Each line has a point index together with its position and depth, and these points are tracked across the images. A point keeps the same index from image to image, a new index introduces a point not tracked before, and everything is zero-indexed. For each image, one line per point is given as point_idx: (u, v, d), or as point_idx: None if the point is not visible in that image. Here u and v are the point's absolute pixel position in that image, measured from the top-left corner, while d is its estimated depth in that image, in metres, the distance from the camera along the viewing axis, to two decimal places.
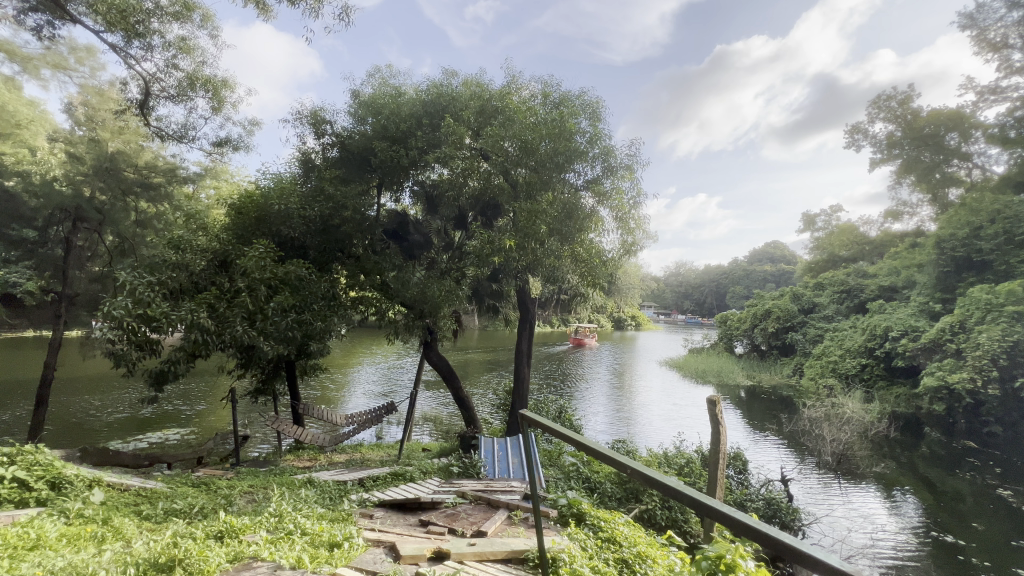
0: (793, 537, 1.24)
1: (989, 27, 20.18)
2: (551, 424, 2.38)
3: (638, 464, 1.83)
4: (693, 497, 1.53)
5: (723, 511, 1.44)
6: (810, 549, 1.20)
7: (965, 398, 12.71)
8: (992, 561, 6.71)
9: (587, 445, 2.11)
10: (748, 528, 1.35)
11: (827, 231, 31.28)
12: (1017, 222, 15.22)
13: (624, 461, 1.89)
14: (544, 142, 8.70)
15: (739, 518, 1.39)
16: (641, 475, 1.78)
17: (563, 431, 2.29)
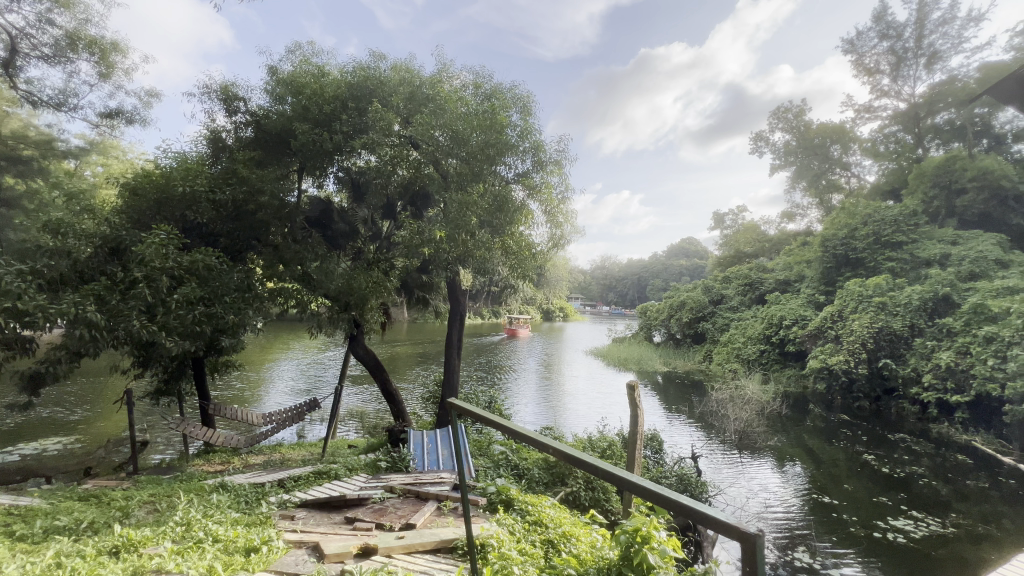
0: (692, 498, 1.37)
1: (865, 53, 23.07)
2: (480, 413, 2.41)
3: (560, 444, 1.93)
4: (609, 472, 1.64)
5: (634, 481, 1.56)
6: (706, 509, 1.33)
7: (841, 376, 14.60)
8: (859, 516, 7.81)
9: (514, 430, 2.18)
10: (656, 494, 1.48)
11: (734, 229, 34.28)
12: (883, 226, 17.70)
13: (548, 443, 1.99)
14: (475, 133, 8.70)
15: (648, 486, 1.52)
16: (562, 454, 1.88)
17: (491, 418, 2.33)
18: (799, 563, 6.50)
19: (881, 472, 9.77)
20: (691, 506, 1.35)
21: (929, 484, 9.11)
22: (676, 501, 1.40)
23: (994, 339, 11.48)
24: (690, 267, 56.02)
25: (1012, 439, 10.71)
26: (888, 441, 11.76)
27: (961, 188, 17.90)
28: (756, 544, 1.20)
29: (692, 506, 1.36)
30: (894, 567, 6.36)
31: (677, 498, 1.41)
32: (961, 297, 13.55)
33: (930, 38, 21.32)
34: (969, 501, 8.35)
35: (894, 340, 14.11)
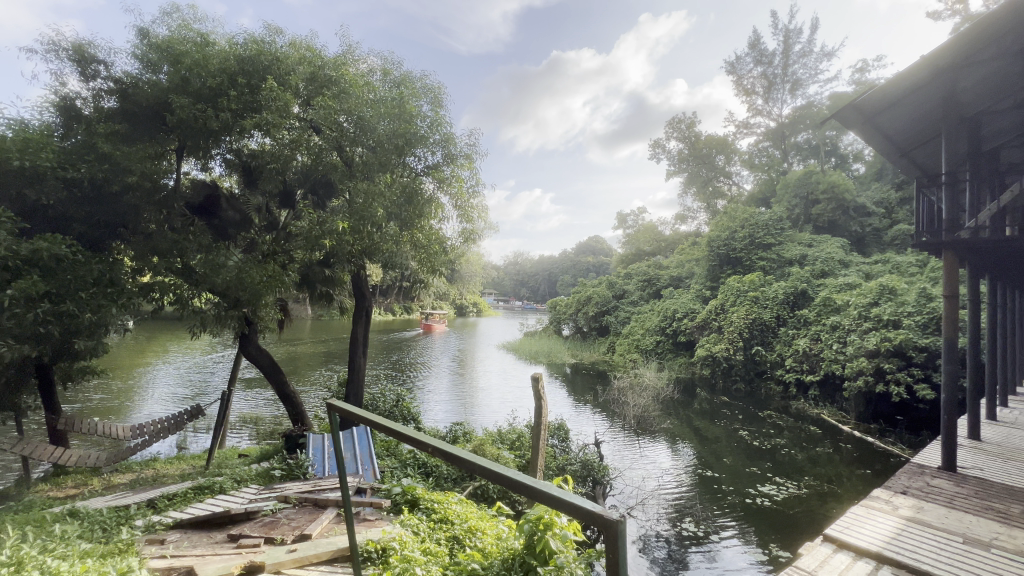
0: (562, 488, 1.37)
1: (744, 76, 25.94)
2: (355, 411, 2.25)
3: (437, 440, 1.80)
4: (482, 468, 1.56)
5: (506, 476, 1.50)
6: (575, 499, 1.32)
7: (722, 362, 16.36)
8: (734, 486, 8.81)
9: (389, 428, 2.03)
10: (527, 486, 1.43)
11: (635, 229, 36.83)
12: (756, 230, 20.15)
13: (425, 438, 1.84)
14: (383, 121, 8.37)
15: (520, 478, 1.46)
16: (439, 451, 1.75)
17: (367, 416, 2.16)
18: (687, 534, 7.15)
19: (753, 445, 11.13)
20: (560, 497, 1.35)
21: (789, 453, 10.55)
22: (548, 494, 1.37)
23: (838, 327, 13.69)
24: (596, 264, 59.11)
25: (850, 410, 12.76)
26: (758, 418, 13.40)
27: (815, 199, 20.95)
28: (618, 530, 1.24)
29: (561, 497, 1.35)
30: (762, 528, 7.25)
31: (550, 491, 1.39)
32: (814, 292, 15.85)
33: (793, 67, 24.63)
34: (818, 465, 9.83)
35: (764, 329, 16.12)
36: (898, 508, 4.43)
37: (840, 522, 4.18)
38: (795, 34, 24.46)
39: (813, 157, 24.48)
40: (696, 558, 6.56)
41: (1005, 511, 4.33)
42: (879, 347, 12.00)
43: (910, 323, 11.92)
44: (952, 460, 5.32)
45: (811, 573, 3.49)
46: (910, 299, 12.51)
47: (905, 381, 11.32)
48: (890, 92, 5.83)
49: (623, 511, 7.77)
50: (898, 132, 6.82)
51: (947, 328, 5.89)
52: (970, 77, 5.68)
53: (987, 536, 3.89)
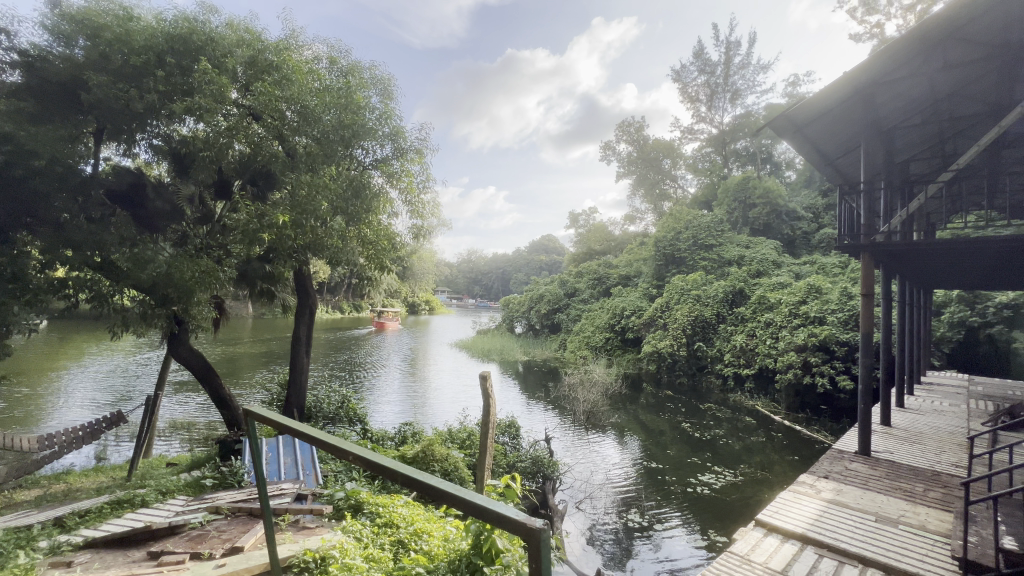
0: (487, 497, 1.34)
1: (689, 83, 27.10)
2: (277, 419, 2.10)
3: (361, 449, 1.69)
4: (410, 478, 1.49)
5: (433, 485, 1.45)
6: (498, 507, 1.30)
7: (667, 358, 17.04)
8: (676, 475, 9.19)
9: (309, 435, 1.90)
10: (451, 496, 1.38)
11: (586, 228, 37.60)
12: (699, 232, 21.18)
13: (348, 447, 1.73)
14: (329, 111, 8.02)
15: (446, 489, 1.41)
16: (361, 461, 1.66)
17: (291, 424, 2.03)
18: (633, 524, 7.37)
19: (694, 436, 11.66)
20: (484, 506, 1.31)
21: (726, 442, 11.15)
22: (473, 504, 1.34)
23: (771, 323, 14.67)
24: (548, 262, 59.82)
25: (781, 401, 13.64)
26: (700, 411, 14.04)
27: (752, 203, 22.28)
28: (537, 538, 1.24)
29: (484, 506, 1.32)
30: (702, 516, 7.59)
31: (473, 499, 1.35)
32: (751, 290, 16.81)
33: (733, 77, 26.03)
34: (752, 453, 10.45)
35: (705, 326, 16.94)
36: (821, 491, 4.77)
37: (770, 507, 4.44)
38: (735, 46, 25.84)
39: (750, 163, 26.00)
40: (642, 548, 6.76)
41: (910, 490, 4.78)
42: (807, 341, 12.94)
43: (833, 319, 12.93)
44: (867, 444, 5.81)
45: (745, 557, 3.68)
46: (833, 297, 13.56)
47: (828, 372, 12.27)
48: (817, 105, 6.27)
49: (572, 506, 7.90)
50: (824, 142, 7.35)
51: (865, 324, 6.41)
52: (881, 96, 6.18)
53: (896, 514, 4.26)
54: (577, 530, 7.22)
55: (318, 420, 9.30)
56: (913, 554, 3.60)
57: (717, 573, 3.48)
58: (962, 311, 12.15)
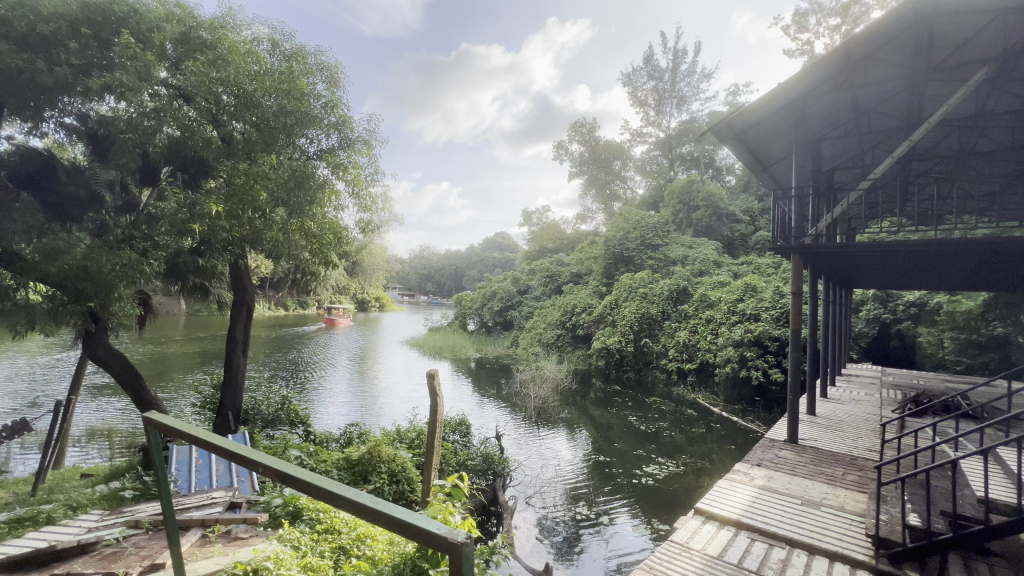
0: (406, 509, 1.09)
1: (639, 87, 27.95)
2: (175, 425, 1.76)
3: (270, 457, 1.38)
4: (319, 489, 1.21)
5: (347, 496, 1.18)
6: (418, 520, 1.05)
7: (615, 354, 17.53)
8: (623, 468, 9.46)
9: (213, 443, 1.58)
10: (367, 511, 1.12)
11: (539, 226, 38.02)
12: (647, 232, 21.95)
13: (252, 455, 1.42)
14: (270, 98, 7.56)
15: (360, 501, 1.15)
16: (270, 472, 1.34)
17: (193, 433, 1.68)
18: (582, 518, 7.47)
19: (640, 429, 12.05)
20: (402, 520, 1.06)
21: (669, 434, 11.60)
22: (390, 518, 1.08)
23: (711, 320, 15.45)
24: (502, 260, 59.89)
25: (720, 394, 14.37)
26: (646, 405, 14.54)
27: (696, 205, 23.35)
28: (463, 554, 0.99)
29: (404, 519, 1.07)
30: (648, 506, 7.83)
31: (392, 512, 1.09)
32: (693, 289, 17.59)
33: (680, 84, 27.11)
34: (693, 443, 10.95)
35: (651, 322, 17.57)
36: (754, 478, 5.06)
37: (708, 495, 4.65)
38: (681, 54, 26.91)
39: (694, 167, 27.22)
40: (591, 540, 6.87)
41: (832, 474, 5.16)
42: (743, 337, 13.74)
43: (766, 316, 13.78)
44: (794, 433, 6.22)
45: (685, 545, 3.82)
46: (767, 295, 14.45)
47: (762, 366, 13.08)
48: (753, 111, 6.58)
49: (522, 502, 7.92)
50: (760, 148, 7.75)
51: (794, 321, 6.85)
52: (812, 105, 6.59)
53: (819, 496, 4.59)
54: (527, 526, 7.24)
55: (257, 423, 8.81)
56: (834, 534, 3.88)
57: (659, 562, 3.59)
58: (877, 309, 13.32)
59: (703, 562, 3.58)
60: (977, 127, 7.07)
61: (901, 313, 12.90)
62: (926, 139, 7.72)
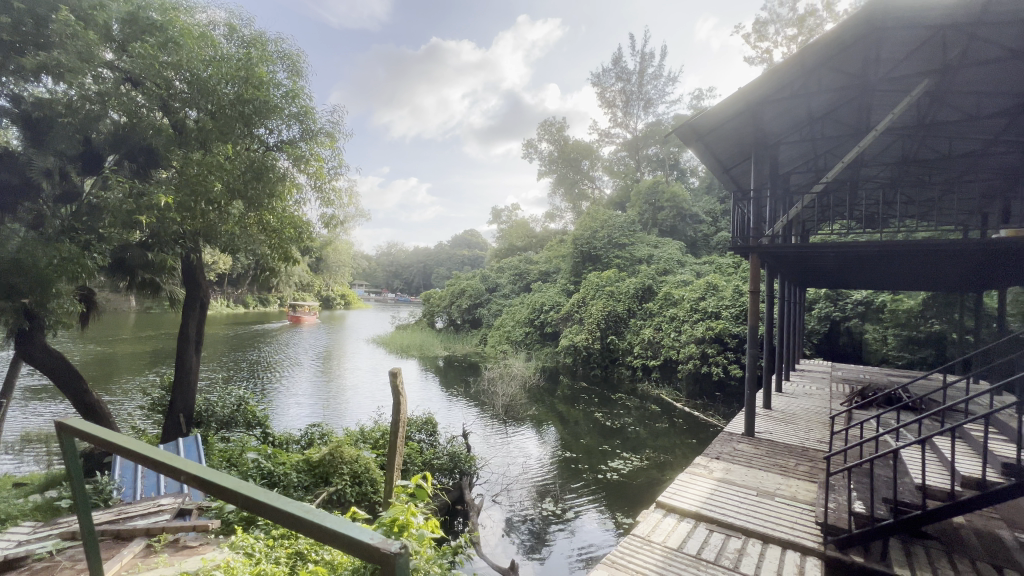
0: (338, 518, 1.03)
1: (607, 88, 28.34)
2: (95, 431, 1.60)
3: (195, 465, 1.27)
4: (247, 499, 1.12)
5: (276, 506, 1.10)
6: (349, 530, 1.01)
7: (582, 351, 17.76)
8: (589, 463, 9.59)
9: (133, 451, 1.43)
10: (296, 521, 1.05)
11: (508, 224, 38.06)
12: (614, 231, 22.33)
13: (174, 462, 1.29)
14: (227, 86, 7.23)
15: (290, 511, 1.08)
16: (195, 481, 1.23)
17: (114, 439, 1.53)
18: (549, 514, 7.52)
19: (606, 425, 12.24)
20: (333, 530, 1.01)
21: (634, 430, 11.84)
22: (318, 528, 1.02)
23: (675, 318, 15.87)
24: (471, 257, 59.61)
25: (683, 389, 14.78)
26: (611, 401, 14.78)
27: (661, 206, 23.95)
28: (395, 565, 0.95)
29: (335, 529, 1.01)
30: (613, 501, 7.95)
31: (322, 521, 1.03)
32: (658, 287, 18.00)
33: (646, 87, 27.66)
34: (656, 438, 11.22)
35: (618, 320, 17.88)
36: (714, 471, 5.22)
37: (670, 488, 4.76)
38: (648, 58, 27.45)
39: (659, 168, 27.88)
40: (558, 536, 6.92)
41: (786, 465, 5.38)
42: (705, 334, 14.19)
43: (727, 314, 14.27)
44: (750, 426, 6.46)
45: (647, 538, 3.89)
46: (727, 294, 14.95)
47: (722, 362, 13.56)
48: (714, 113, 6.74)
49: (488, 500, 7.90)
50: (721, 151, 7.96)
51: (751, 319, 7.09)
52: (768, 112, 6.86)
53: (774, 487, 4.77)
54: (494, 524, 7.22)
55: (211, 425, 8.49)
56: (787, 523, 4.04)
57: (622, 555, 3.63)
58: (828, 307, 14.03)
59: (664, 555, 3.66)
60: (919, 137, 7.52)
61: (849, 311, 13.64)
62: (873, 147, 8.14)
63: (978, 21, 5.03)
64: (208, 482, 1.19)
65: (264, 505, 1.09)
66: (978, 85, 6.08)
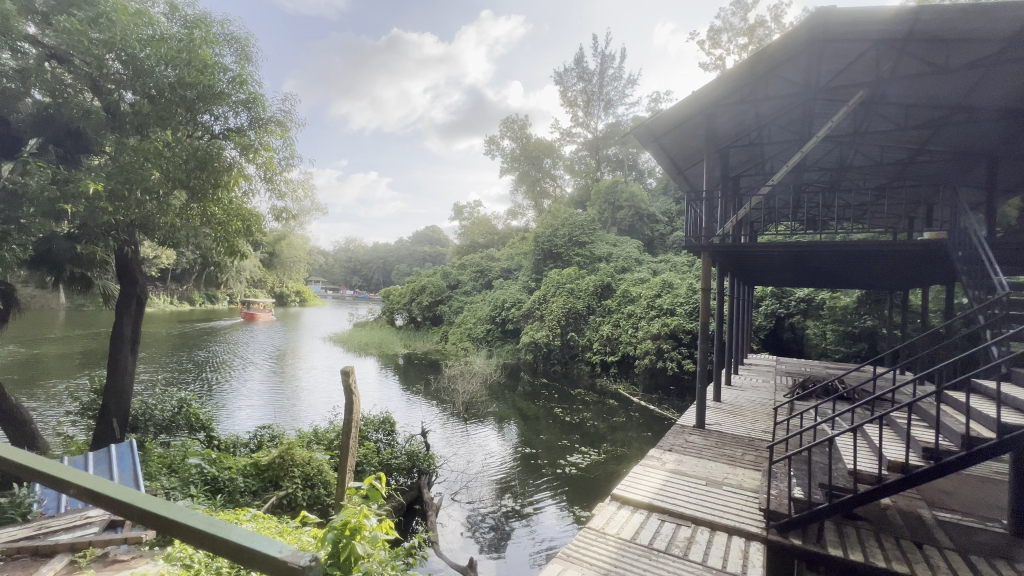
0: (245, 531, 0.97)
1: (569, 88, 28.66)
2: None
3: (82, 475, 1.12)
4: (143, 510, 1.02)
5: (175, 516, 1.00)
6: (256, 542, 0.96)
7: (543, 348, 17.94)
8: (548, 458, 9.68)
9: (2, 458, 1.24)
10: (196, 535, 0.96)
11: (470, 221, 37.86)
12: (574, 229, 22.64)
13: (58, 470, 1.13)
14: (167, 68, 6.75)
15: (190, 523, 0.99)
16: (84, 492, 1.09)
17: None
18: (509, 510, 7.53)
19: (565, 421, 12.40)
20: (238, 543, 0.95)
21: (592, 424, 12.06)
22: (223, 539, 0.95)
23: (632, 315, 16.27)
24: (433, 253, 58.89)
25: (639, 384, 15.20)
26: (571, 396, 14.98)
27: (620, 205, 24.50)
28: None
29: (240, 543, 0.95)
30: (573, 496, 8.01)
31: (227, 534, 0.97)
32: (616, 284, 18.40)
33: (607, 88, 28.15)
34: (614, 432, 11.46)
35: (577, 317, 18.14)
36: (665, 462, 5.38)
37: (624, 481, 4.86)
38: (609, 59, 27.92)
39: (619, 169, 28.49)
40: (519, 532, 6.94)
41: (733, 455, 5.62)
42: (660, 330, 14.64)
43: (681, 311, 14.76)
44: (701, 418, 6.71)
45: (601, 531, 3.95)
46: (682, 291, 15.47)
47: (676, 357, 14.05)
48: (670, 116, 6.90)
49: (448, 498, 7.82)
50: (676, 152, 8.18)
51: (703, 315, 7.35)
52: (719, 116, 7.13)
53: (721, 476, 4.98)
54: (454, 522, 7.16)
55: (149, 430, 7.96)
56: (734, 511, 4.21)
57: (576, 549, 3.67)
58: (774, 305, 14.78)
59: (617, 546, 3.73)
60: (854, 144, 8.03)
61: (792, 308, 14.44)
62: (815, 152, 8.62)
63: (908, 37, 5.39)
64: (97, 493, 1.06)
65: (162, 515, 0.99)
66: (907, 98, 6.53)
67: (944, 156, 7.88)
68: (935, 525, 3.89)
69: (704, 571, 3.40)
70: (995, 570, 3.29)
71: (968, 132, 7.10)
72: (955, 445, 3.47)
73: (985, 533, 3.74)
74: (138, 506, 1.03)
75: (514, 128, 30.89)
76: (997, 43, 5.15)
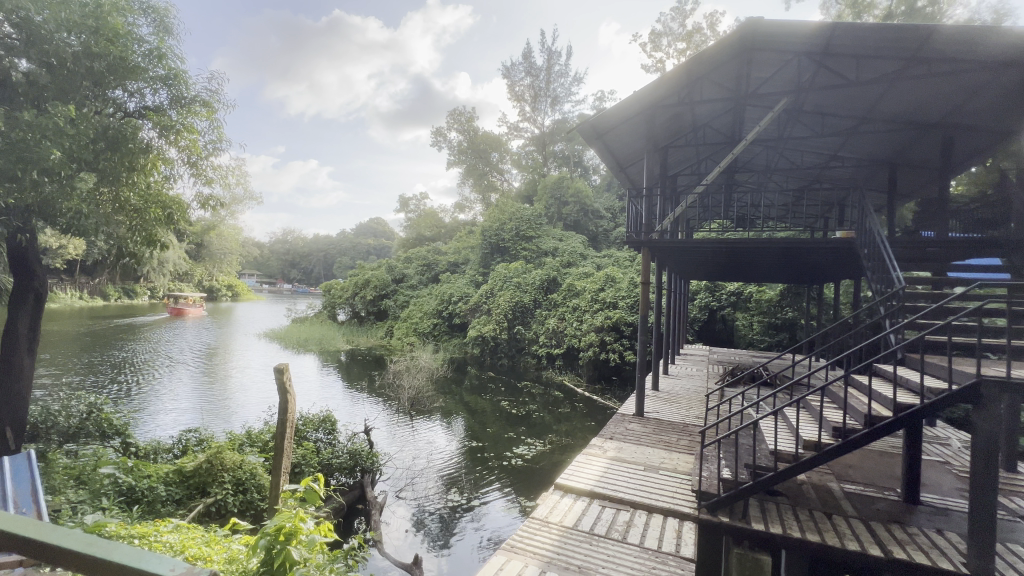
0: (133, 549, 0.86)
1: (516, 82, 28.71)
2: None
3: None
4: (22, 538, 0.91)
5: (54, 542, 0.89)
6: (145, 560, 0.84)
7: (490, 342, 17.98)
8: (494, 451, 9.72)
9: None
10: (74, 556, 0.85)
11: (416, 213, 37.14)
12: (521, 224, 22.82)
13: None
14: (71, 36, 6.05)
15: (69, 546, 0.87)
16: None
17: None
18: (456, 504, 7.49)
19: (511, 413, 12.50)
20: (122, 563, 0.83)
21: (538, 416, 12.24)
22: (106, 562, 0.84)
23: (577, 308, 16.66)
24: (377, 246, 57.18)
25: (584, 375, 15.62)
26: (517, 389, 15.12)
27: (565, 201, 24.95)
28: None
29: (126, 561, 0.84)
30: (519, 486, 8.13)
31: (112, 555, 0.85)
32: (562, 279, 18.76)
33: (553, 84, 28.47)
34: (559, 423, 11.71)
35: (524, 311, 18.32)
36: (607, 450, 5.57)
37: (567, 470, 4.98)
38: (555, 56, 28.23)
39: (565, 165, 28.98)
40: (466, 525, 6.93)
41: (668, 441, 5.92)
42: (604, 323, 15.10)
43: (623, 304, 15.30)
44: (640, 407, 7.00)
45: (545, 520, 4.03)
46: (624, 285, 16.01)
47: (619, 349, 14.57)
48: (612, 114, 7.05)
49: (392, 496, 7.66)
50: (618, 150, 8.40)
51: (642, 308, 7.65)
52: (659, 116, 7.40)
53: (658, 461, 5.22)
54: (399, 520, 7.03)
55: (51, 439, 7.16)
56: (669, 494, 4.43)
57: (521, 540, 3.71)
58: (707, 298, 15.65)
59: (560, 534, 3.81)
60: (778, 148, 8.64)
61: (724, 301, 15.37)
62: (744, 154, 9.18)
63: (825, 50, 5.84)
64: None
65: (42, 542, 0.89)
66: (824, 106, 7.11)
67: (854, 162, 8.66)
68: (842, 497, 4.30)
69: (641, 552, 3.56)
70: (891, 533, 3.69)
71: (873, 140, 7.83)
72: (858, 424, 3.85)
73: (883, 501, 4.19)
74: (20, 533, 0.93)
75: (461, 120, 30.55)
76: (898, 61, 5.71)
